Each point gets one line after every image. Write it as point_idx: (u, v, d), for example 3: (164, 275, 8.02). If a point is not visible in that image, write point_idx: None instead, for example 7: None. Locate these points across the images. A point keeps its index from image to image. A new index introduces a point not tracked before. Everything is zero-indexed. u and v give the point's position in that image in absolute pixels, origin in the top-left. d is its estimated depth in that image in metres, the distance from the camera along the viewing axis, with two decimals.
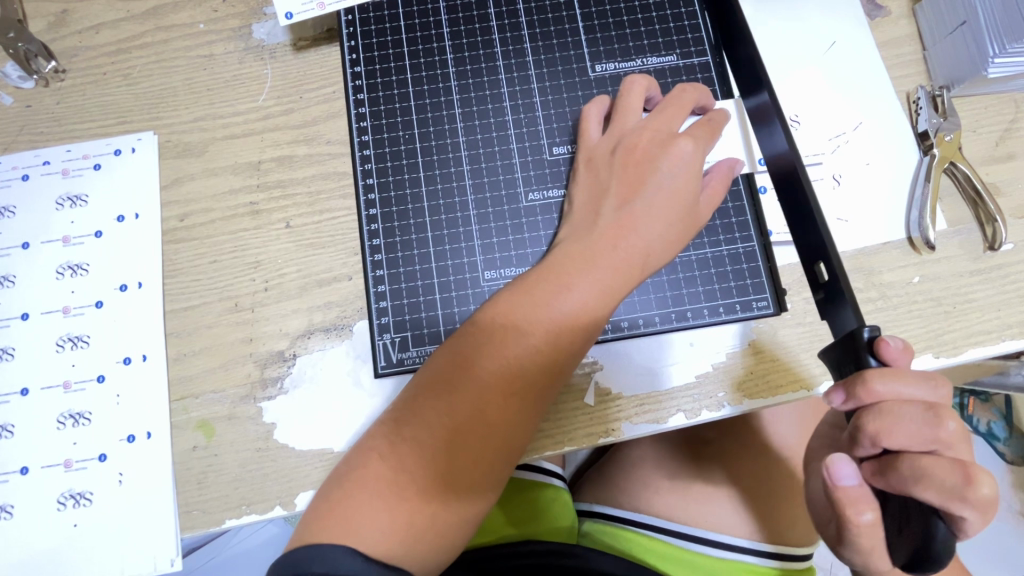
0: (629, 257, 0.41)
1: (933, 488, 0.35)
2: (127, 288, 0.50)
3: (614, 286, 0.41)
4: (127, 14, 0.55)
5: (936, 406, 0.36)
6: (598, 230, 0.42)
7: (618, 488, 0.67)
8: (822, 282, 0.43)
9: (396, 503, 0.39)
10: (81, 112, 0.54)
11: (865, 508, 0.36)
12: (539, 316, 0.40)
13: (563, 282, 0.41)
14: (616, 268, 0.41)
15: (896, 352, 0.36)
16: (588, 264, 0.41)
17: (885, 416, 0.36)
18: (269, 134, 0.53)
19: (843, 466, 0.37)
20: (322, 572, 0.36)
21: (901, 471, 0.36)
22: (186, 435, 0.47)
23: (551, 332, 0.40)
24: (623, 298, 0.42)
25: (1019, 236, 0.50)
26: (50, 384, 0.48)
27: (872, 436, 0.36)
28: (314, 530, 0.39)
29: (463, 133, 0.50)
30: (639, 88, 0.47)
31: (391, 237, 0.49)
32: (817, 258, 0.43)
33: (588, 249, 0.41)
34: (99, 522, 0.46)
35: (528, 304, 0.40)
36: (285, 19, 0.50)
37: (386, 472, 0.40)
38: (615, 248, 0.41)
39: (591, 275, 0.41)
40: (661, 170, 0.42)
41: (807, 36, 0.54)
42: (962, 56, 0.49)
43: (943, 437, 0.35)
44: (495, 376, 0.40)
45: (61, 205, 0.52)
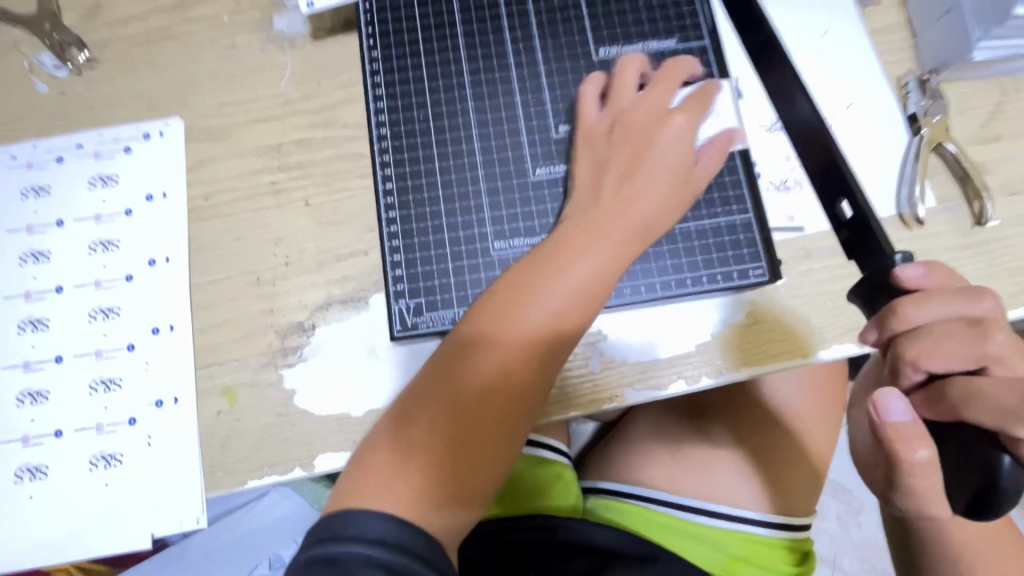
0: (634, 226, 0.44)
1: (992, 406, 0.36)
2: (156, 262, 0.53)
3: (621, 253, 0.44)
4: (155, 7, 0.59)
5: (980, 322, 0.38)
6: (604, 204, 0.45)
7: (622, 463, 0.69)
8: (845, 220, 0.48)
9: (426, 470, 0.40)
10: (112, 98, 0.57)
11: (918, 444, 0.37)
12: (551, 284, 0.42)
13: (573, 252, 0.43)
14: (623, 236, 0.44)
15: (918, 277, 0.39)
16: (596, 233, 0.43)
17: (921, 339, 0.38)
18: (289, 118, 0.55)
19: (890, 401, 0.37)
20: (355, 536, 0.37)
21: (951, 396, 0.38)
22: (211, 401, 0.50)
23: (565, 297, 0.42)
24: (630, 263, 0.44)
25: (1006, 212, 0.52)
26: (83, 353, 0.51)
27: (912, 360, 0.38)
28: (347, 499, 0.40)
29: (474, 113, 0.53)
30: (628, 73, 0.50)
31: (406, 210, 0.51)
32: (839, 197, 0.48)
33: (596, 220, 0.44)
34: (129, 483, 0.49)
35: (540, 274, 0.43)
36: (305, 9, 0.53)
37: (413, 440, 0.41)
38: (621, 218, 0.44)
39: (600, 244, 0.43)
40: (658, 144, 0.45)
41: (801, 24, 0.56)
42: (950, 40, 0.52)
43: (989, 354, 0.37)
44: (512, 342, 0.42)
45: (93, 185, 0.54)
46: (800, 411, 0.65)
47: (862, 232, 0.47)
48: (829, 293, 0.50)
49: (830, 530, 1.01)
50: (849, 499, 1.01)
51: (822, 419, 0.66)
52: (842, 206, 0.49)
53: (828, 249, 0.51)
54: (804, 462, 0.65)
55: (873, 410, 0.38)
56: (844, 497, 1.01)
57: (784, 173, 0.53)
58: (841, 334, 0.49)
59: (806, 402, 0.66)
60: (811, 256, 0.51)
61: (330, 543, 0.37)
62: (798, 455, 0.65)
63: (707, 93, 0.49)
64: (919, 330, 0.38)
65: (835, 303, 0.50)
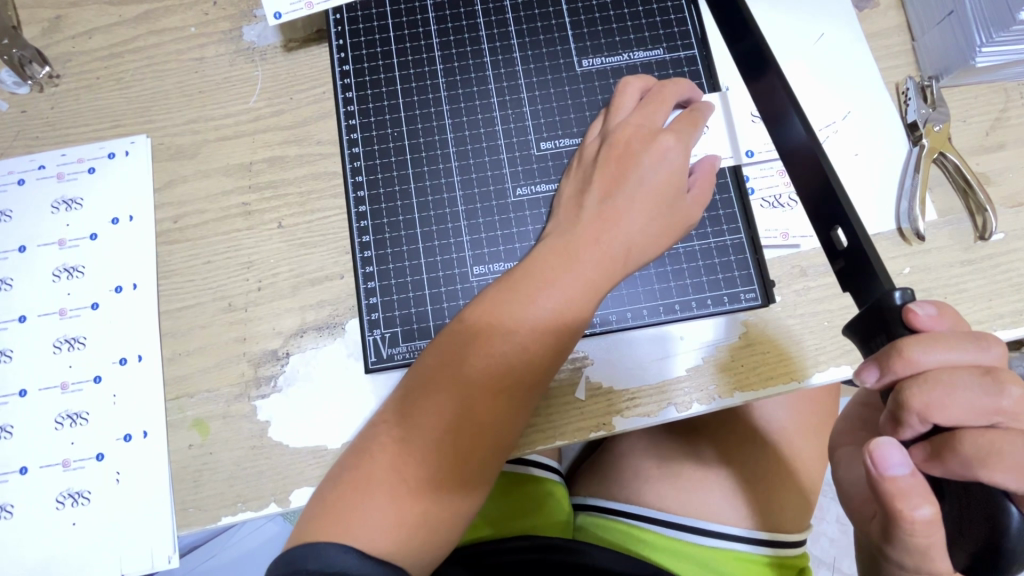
0: (611, 251, 0.42)
1: (1006, 465, 0.33)
2: (122, 289, 0.51)
3: (596, 280, 0.41)
4: (120, 18, 0.56)
5: (992, 372, 0.34)
6: (583, 227, 0.42)
7: (611, 482, 0.67)
8: (841, 249, 0.40)
9: (388, 509, 0.39)
10: (76, 116, 0.54)
11: (921, 502, 0.34)
12: (522, 312, 0.40)
13: (545, 278, 0.41)
14: (599, 263, 0.41)
15: (927, 320, 0.34)
16: (571, 259, 0.41)
17: (933, 388, 0.34)
18: (260, 135, 0.53)
19: (890, 453, 0.34)
20: (316, 569, 0.36)
21: (963, 452, 0.34)
22: (182, 434, 0.48)
23: (533, 329, 0.40)
24: (604, 291, 0.42)
25: (1010, 225, 0.49)
26: (48, 386, 0.49)
27: (919, 411, 0.34)
28: (312, 530, 0.39)
29: (451, 129, 0.50)
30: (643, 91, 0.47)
31: (380, 234, 0.49)
32: (834, 224, 0.40)
33: (572, 246, 0.42)
34: (97, 521, 0.47)
35: (510, 301, 0.41)
36: (273, 19, 0.51)
37: (379, 470, 0.40)
38: (597, 243, 0.42)
39: (571, 273, 0.41)
40: (644, 166, 0.43)
41: (795, 28, 0.54)
42: (951, 45, 0.49)
43: (1002, 408, 0.34)
44: (477, 377, 0.40)
45: (56, 208, 0.52)
46: (794, 428, 0.64)
47: (862, 266, 0.38)
48: (825, 313, 0.48)
49: (829, 534, 0.99)
50: None
51: (815, 433, 0.64)
52: (837, 233, 0.41)
53: (824, 265, 0.49)
54: (799, 480, 0.63)
55: (872, 463, 0.35)
56: None
57: (778, 189, 0.51)
58: (837, 357, 0.47)
59: (800, 419, 0.64)
60: (806, 274, 0.49)
61: None
62: (793, 474, 0.63)
63: (701, 112, 0.45)
64: (923, 376, 0.34)
65: (832, 323, 0.48)
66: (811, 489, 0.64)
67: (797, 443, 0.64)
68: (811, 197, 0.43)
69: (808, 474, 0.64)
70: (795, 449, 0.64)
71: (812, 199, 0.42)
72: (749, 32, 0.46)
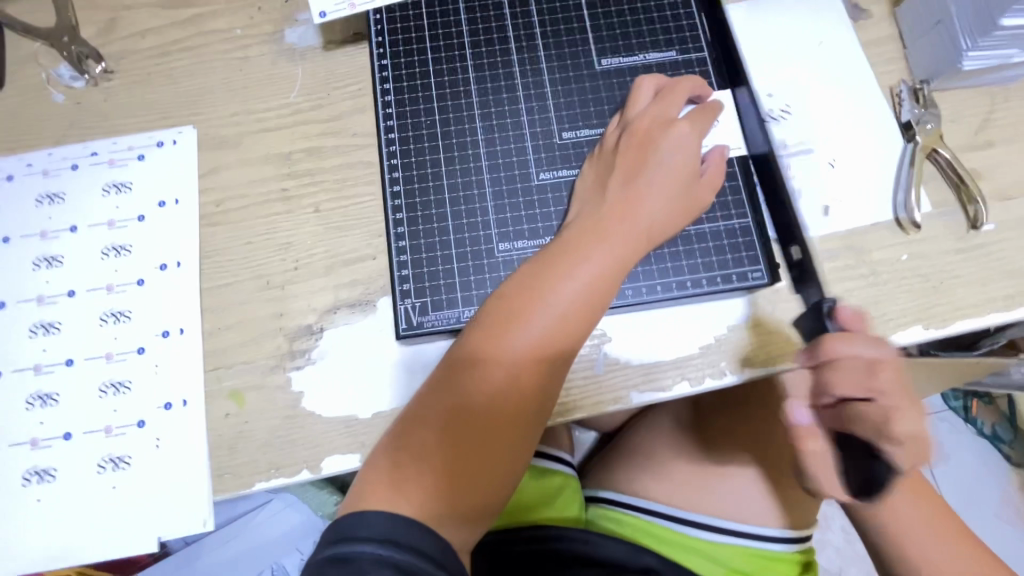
0: (637, 230, 0.45)
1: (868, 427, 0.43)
2: (166, 267, 0.54)
3: (623, 256, 0.45)
4: (171, 21, 0.61)
5: (879, 362, 0.43)
6: (611, 208, 0.46)
7: (624, 470, 0.69)
8: (794, 262, 0.51)
9: (436, 475, 0.40)
10: (127, 109, 0.58)
11: (811, 440, 0.48)
12: (559, 284, 0.43)
13: (579, 253, 0.44)
14: (626, 239, 0.45)
15: (847, 317, 0.45)
16: (602, 236, 0.45)
17: (829, 373, 0.44)
18: (300, 127, 0.57)
19: (796, 411, 0.48)
20: (367, 537, 0.37)
21: (851, 416, 0.44)
22: (219, 403, 0.50)
23: (572, 296, 0.43)
24: (630, 266, 0.45)
25: (1000, 216, 0.53)
26: (93, 356, 0.51)
27: (820, 387, 0.45)
28: (361, 499, 0.40)
29: (480, 119, 0.54)
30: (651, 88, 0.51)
31: (413, 213, 0.52)
32: (791, 242, 0.51)
33: (603, 225, 0.45)
34: (136, 486, 0.49)
35: (548, 274, 0.44)
36: (319, 19, 0.56)
37: (424, 438, 0.41)
38: (625, 222, 0.45)
39: (602, 248, 0.44)
40: (661, 152, 0.47)
41: (797, 35, 0.58)
42: (941, 52, 0.53)
43: (878, 386, 0.43)
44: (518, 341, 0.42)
45: (107, 191, 0.56)
46: None
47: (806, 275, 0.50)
48: (828, 295, 0.51)
49: (835, 542, 1.01)
50: None
51: None
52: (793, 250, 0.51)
53: (825, 252, 0.52)
54: None
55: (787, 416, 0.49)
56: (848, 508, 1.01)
57: (774, 187, 0.54)
58: None
59: None
60: (811, 260, 0.52)
61: (342, 545, 0.36)
62: None
63: (711, 110, 0.50)
64: (835, 364, 0.43)
65: (834, 305, 0.51)
66: None
67: None
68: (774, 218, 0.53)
69: None
70: None
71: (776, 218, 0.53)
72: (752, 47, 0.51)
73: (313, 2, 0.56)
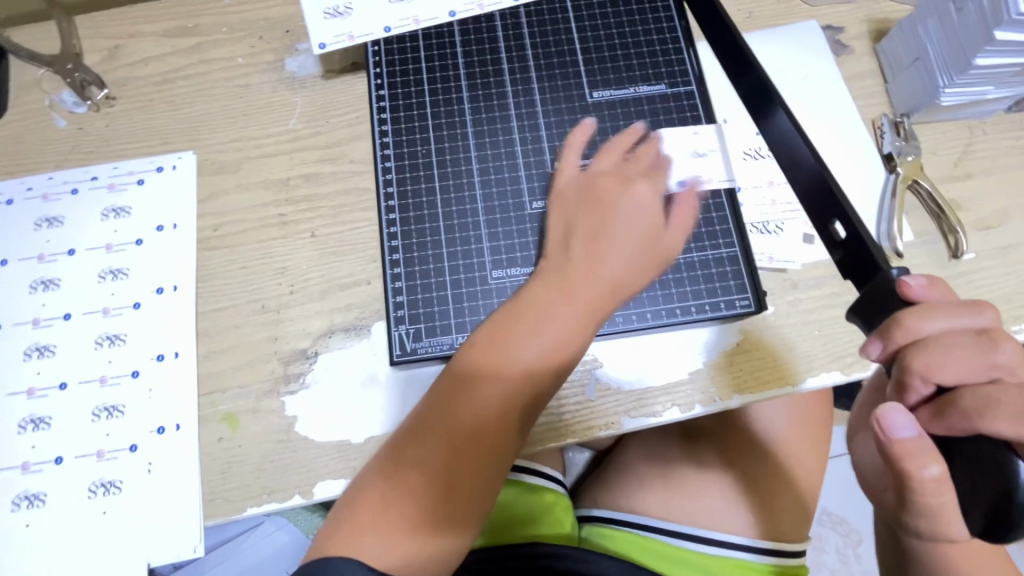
0: (601, 288, 0.46)
1: (1005, 418, 0.33)
2: (163, 290, 0.54)
3: (587, 312, 0.45)
4: (173, 49, 0.62)
5: (985, 332, 0.36)
6: (574, 262, 0.46)
7: (615, 489, 0.69)
8: (840, 241, 0.43)
9: (396, 526, 0.42)
10: (128, 134, 0.59)
11: (928, 459, 0.35)
12: (524, 347, 0.44)
13: (544, 311, 0.45)
14: (589, 299, 0.45)
15: (920, 289, 0.37)
16: (568, 294, 0.45)
17: (929, 352, 0.35)
18: (298, 153, 0.58)
19: (897, 416, 0.35)
20: None
21: (959, 407, 0.35)
22: (212, 427, 0.51)
23: (542, 346, 0.44)
24: (595, 321, 0.46)
25: (979, 246, 0.55)
26: (87, 380, 0.52)
27: (920, 373, 0.36)
28: (328, 545, 0.42)
29: (475, 149, 0.55)
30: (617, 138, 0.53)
31: (409, 239, 0.53)
32: (834, 218, 0.43)
33: (568, 281, 0.46)
34: (126, 511, 0.49)
35: (515, 336, 0.44)
36: (319, 48, 0.57)
37: (390, 492, 0.42)
38: (588, 279, 0.46)
39: (563, 306, 0.45)
40: (620, 205, 0.48)
41: (782, 69, 0.60)
42: (920, 87, 0.55)
43: (998, 361, 0.35)
44: (489, 390, 0.44)
45: (106, 216, 0.56)
46: (789, 437, 0.67)
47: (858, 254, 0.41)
48: (815, 321, 0.52)
49: (829, 565, 1.00)
50: (847, 531, 1.02)
51: (809, 442, 0.67)
52: (836, 227, 0.43)
53: (812, 279, 0.53)
54: (795, 490, 0.66)
55: (880, 429, 0.35)
56: (842, 530, 1.02)
57: (758, 221, 0.55)
58: (828, 362, 0.51)
59: (795, 428, 0.67)
60: (797, 286, 0.53)
61: None
62: (789, 481, 0.66)
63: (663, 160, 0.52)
64: (924, 341, 0.36)
65: (821, 332, 0.52)
66: (807, 498, 0.67)
67: (792, 452, 0.67)
68: (810, 196, 0.46)
69: (803, 492, 0.66)
70: (789, 456, 0.66)
71: (811, 196, 0.45)
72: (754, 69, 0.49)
73: (314, 34, 0.58)
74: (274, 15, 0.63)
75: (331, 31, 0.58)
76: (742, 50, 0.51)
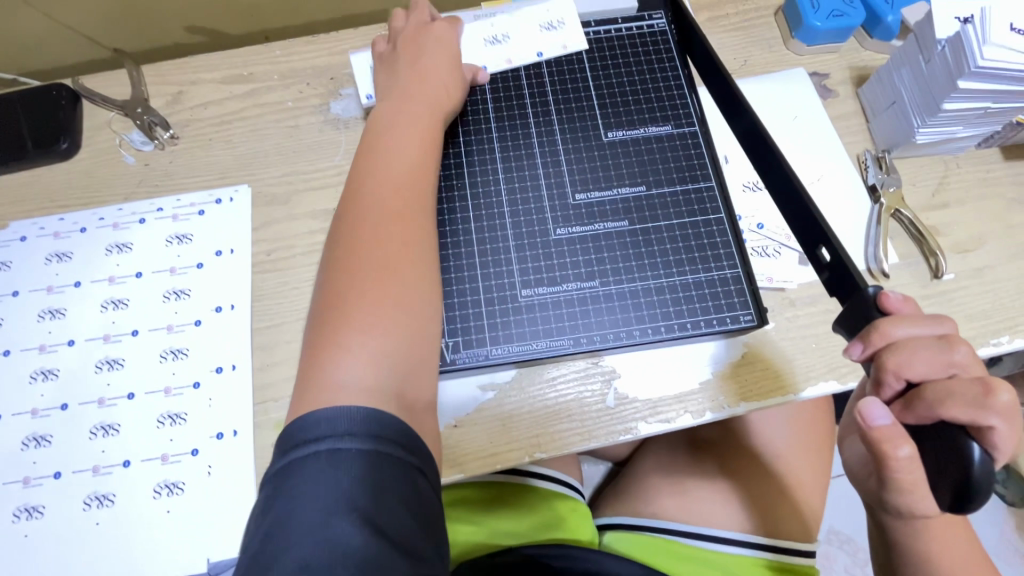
0: (387, 126, 0.56)
1: (958, 404, 0.39)
2: (221, 309, 0.60)
3: (423, 135, 0.56)
4: (230, 94, 0.70)
5: (945, 337, 0.42)
6: (374, 147, 0.54)
7: (634, 500, 0.74)
8: (825, 263, 0.49)
9: (373, 353, 0.45)
10: (190, 169, 0.66)
11: (901, 442, 0.40)
12: (411, 198, 0.51)
13: (416, 175, 0.53)
14: (396, 160, 0.53)
15: (898, 302, 0.43)
16: (372, 168, 0.53)
17: (901, 352, 0.41)
18: (343, 187, 0.65)
19: (874, 407, 0.41)
20: (320, 433, 0.39)
21: (925, 398, 0.40)
22: (266, 433, 0.56)
23: (403, 163, 0.53)
24: (427, 151, 0.55)
25: (958, 267, 0.61)
26: (153, 390, 0.57)
27: (894, 369, 0.41)
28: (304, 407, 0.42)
29: (504, 180, 0.62)
30: (405, 39, 0.63)
31: (446, 262, 0.59)
32: (819, 243, 0.50)
33: (372, 160, 0.53)
34: (188, 510, 0.53)
35: (401, 193, 0.51)
36: (366, 101, 0.65)
37: (363, 323, 0.46)
38: (377, 163, 0.53)
39: (409, 122, 0.56)
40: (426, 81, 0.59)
41: (775, 110, 0.67)
42: (897, 127, 0.62)
43: (955, 360, 0.41)
44: (412, 237, 0.50)
45: (170, 242, 0.63)
46: (794, 447, 0.71)
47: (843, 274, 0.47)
48: (813, 336, 0.58)
49: None
50: (854, 550, 1.04)
51: (812, 452, 0.72)
52: (822, 251, 0.50)
53: (808, 297, 0.59)
54: (802, 499, 0.70)
55: (860, 418, 0.41)
56: (849, 548, 1.04)
57: (758, 245, 0.61)
58: (825, 373, 0.57)
59: (798, 439, 0.72)
60: (795, 304, 0.59)
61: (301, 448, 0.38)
62: (796, 490, 0.70)
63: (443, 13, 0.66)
64: (896, 344, 0.42)
65: (818, 345, 0.58)
66: (815, 507, 0.70)
67: (797, 462, 0.71)
68: (798, 223, 0.52)
69: (809, 500, 0.70)
70: (794, 465, 0.71)
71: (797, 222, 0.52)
72: (744, 112, 0.56)
73: (362, 86, 0.66)
74: (321, 64, 0.71)
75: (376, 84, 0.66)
76: (733, 92, 0.58)
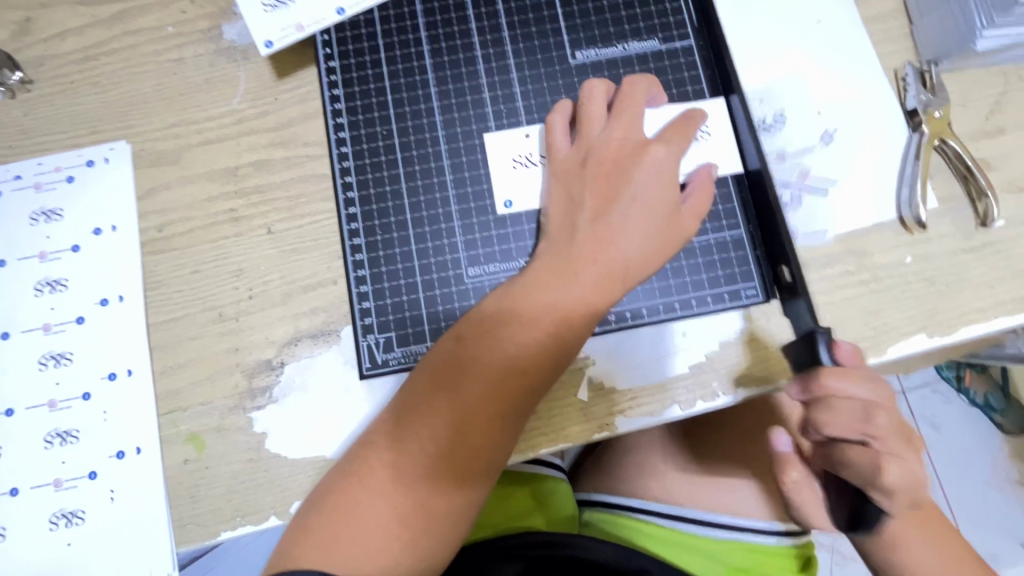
0: (609, 272, 0.40)
1: (850, 467, 0.41)
2: (108, 302, 0.49)
3: (589, 305, 0.40)
4: (93, 19, 0.54)
5: (873, 403, 0.40)
6: (578, 246, 0.41)
7: (616, 476, 0.67)
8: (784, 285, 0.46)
9: (380, 536, 0.38)
10: (51, 123, 0.52)
11: None
12: (513, 342, 0.39)
13: (518, 323, 0.39)
14: (562, 313, 0.39)
15: (843, 354, 0.40)
16: (526, 306, 0.39)
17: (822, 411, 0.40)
18: (246, 137, 0.51)
19: None
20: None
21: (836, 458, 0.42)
22: (176, 449, 0.47)
23: (558, 319, 0.39)
24: (597, 311, 0.40)
25: (1011, 211, 0.49)
26: (35, 405, 0.47)
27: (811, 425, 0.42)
28: (291, 554, 0.38)
29: (442, 126, 0.50)
30: (616, 108, 0.44)
31: (372, 236, 0.49)
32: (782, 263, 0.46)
33: (526, 294, 0.40)
34: (93, 541, 0.46)
35: (504, 331, 0.39)
36: (262, 51, 0.49)
37: (380, 504, 0.38)
38: (547, 300, 0.39)
39: (582, 269, 0.40)
40: (634, 182, 0.41)
41: (792, 15, 0.53)
42: (948, 30, 0.48)
43: (870, 429, 0.40)
44: (481, 435, 0.39)
45: (35, 220, 0.50)
46: None
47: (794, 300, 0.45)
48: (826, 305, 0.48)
49: None
50: None
51: None
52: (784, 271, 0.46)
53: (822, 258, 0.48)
54: None
55: None
56: None
57: None
58: None
59: None
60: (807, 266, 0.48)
61: None
62: None
63: (692, 121, 0.44)
64: (821, 400, 0.41)
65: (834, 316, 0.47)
66: None
67: None
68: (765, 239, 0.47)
69: None
70: None
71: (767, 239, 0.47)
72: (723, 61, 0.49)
73: (256, 31, 0.50)
74: None
75: (276, 25, 0.50)
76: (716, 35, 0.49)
